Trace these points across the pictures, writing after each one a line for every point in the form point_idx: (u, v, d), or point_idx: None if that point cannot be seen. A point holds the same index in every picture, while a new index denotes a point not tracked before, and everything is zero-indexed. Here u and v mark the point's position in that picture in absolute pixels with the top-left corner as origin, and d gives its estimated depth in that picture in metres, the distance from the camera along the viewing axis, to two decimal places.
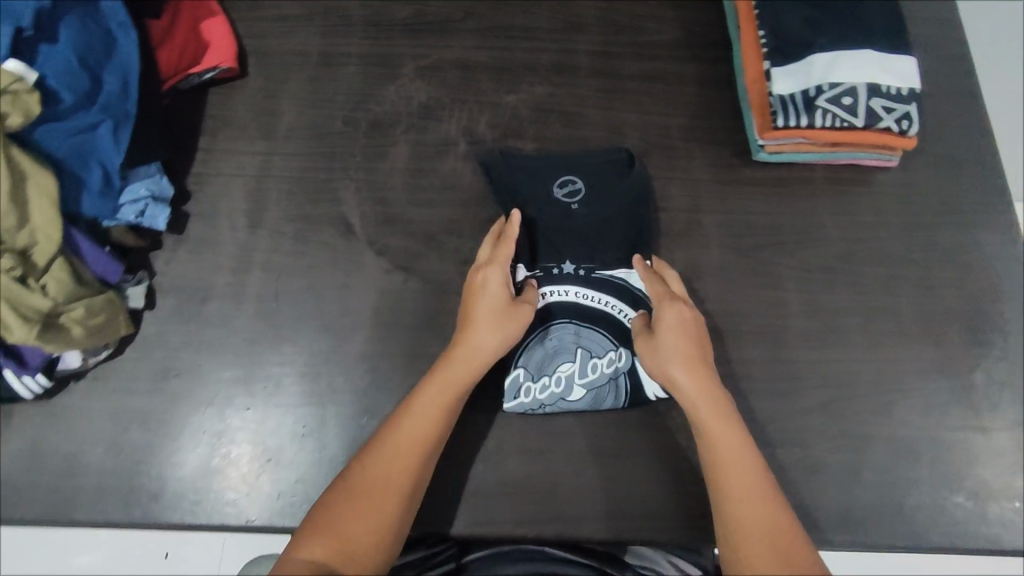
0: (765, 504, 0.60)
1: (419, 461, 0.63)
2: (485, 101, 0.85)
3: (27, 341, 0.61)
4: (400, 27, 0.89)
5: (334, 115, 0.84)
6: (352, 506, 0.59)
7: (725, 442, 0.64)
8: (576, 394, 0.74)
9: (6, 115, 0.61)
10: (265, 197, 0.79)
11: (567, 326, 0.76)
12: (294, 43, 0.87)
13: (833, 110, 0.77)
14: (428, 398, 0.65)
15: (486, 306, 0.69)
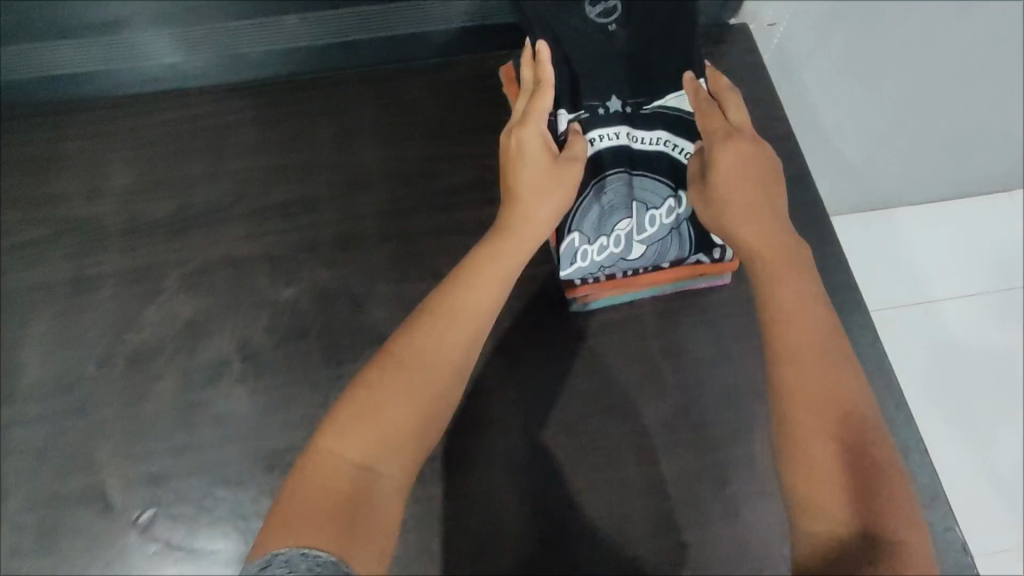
0: (830, 374, 0.52)
1: (436, 406, 0.54)
2: (261, 302, 0.75)
3: None
4: (159, 228, 0.80)
5: (87, 356, 0.73)
6: (369, 410, 0.52)
7: (785, 279, 0.57)
8: (637, 252, 0.69)
9: None
10: (5, 479, 0.67)
11: (619, 176, 0.69)
12: (39, 276, 0.77)
13: (653, 211, 0.69)
14: (477, 296, 0.59)
15: (541, 170, 0.65)
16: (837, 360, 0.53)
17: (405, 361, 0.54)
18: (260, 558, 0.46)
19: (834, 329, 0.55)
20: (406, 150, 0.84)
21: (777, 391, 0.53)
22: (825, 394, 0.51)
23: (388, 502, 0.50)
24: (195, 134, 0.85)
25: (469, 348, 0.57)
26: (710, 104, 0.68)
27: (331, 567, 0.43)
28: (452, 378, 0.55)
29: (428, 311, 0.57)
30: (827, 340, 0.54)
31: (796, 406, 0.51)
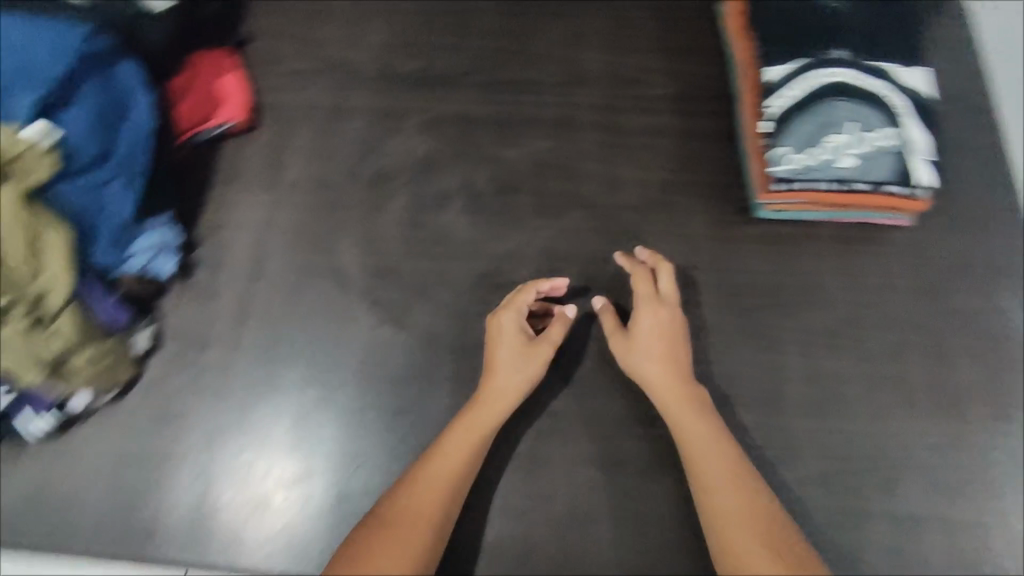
0: (766, 546, 0.61)
1: (441, 511, 0.65)
2: (486, 156, 0.87)
3: (39, 381, 0.68)
4: (405, 79, 0.93)
5: (338, 168, 0.86)
6: (395, 532, 0.62)
7: (695, 424, 0.68)
8: (844, 164, 0.76)
9: (31, 173, 0.66)
10: (265, 244, 0.81)
11: (837, 101, 0.77)
12: (305, 99, 0.91)
13: (867, 133, 0.76)
14: (482, 418, 0.70)
15: (508, 366, 0.71)
16: (732, 471, 0.65)
17: (405, 511, 0.64)
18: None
19: (734, 461, 0.66)
20: (624, 58, 0.94)
21: (716, 534, 0.63)
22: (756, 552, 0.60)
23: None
24: (442, 9, 0.96)
25: (461, 471, 0.67)
26: (637, 270, 0.76)
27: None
28: (448, 483, 0.66)
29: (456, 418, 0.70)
30: (716, 479, 0.65)
31: (733, 553, 0.61)
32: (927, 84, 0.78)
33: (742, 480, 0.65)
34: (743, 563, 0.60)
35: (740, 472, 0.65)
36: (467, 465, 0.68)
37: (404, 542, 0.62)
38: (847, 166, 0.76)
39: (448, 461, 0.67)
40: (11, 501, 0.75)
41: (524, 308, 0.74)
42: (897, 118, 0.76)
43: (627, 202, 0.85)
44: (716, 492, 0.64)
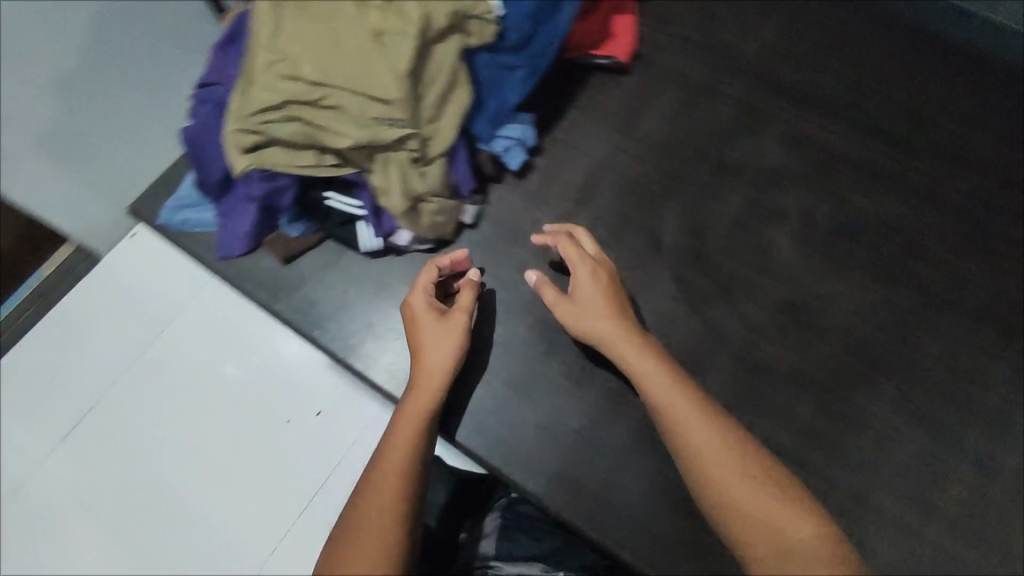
0: (732, 464, 0.57)
1: (400, 490, 0.62)
2: (834, 193, 0.83)
3: (394, 210, 0.73)
4: (782, 88, 0.90)
5: (689, 142, 0.87)
6: (361, 532, 0.59)
7: (657, 384, 0.63)
8: None
9: (471, 37, 0.74)
10: (600, 183, 0.85)
11: None
12: (681, 64, 0.92)
13: None
14: (396, 436, 0.66)
15: (427, 330, 0.71)
16: (732, 471, 0.57)
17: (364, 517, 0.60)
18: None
19: (699, 411, 0.61)
20: None
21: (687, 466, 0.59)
22: (723, 463, 0.57)
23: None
24: (844, 35, 0.92)
25: (405, 463, 0.64)
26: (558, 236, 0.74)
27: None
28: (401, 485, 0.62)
29: (402, 407, 0.68)
30: (700, 435, 0.59)
31: (703, 468, 0.58)
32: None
33: (816, 534, 0.53)
34: (737, 503, 0.56)
35: (781, 486, 0.57)
36: (415, 447, 0.65)
37: (376, 539, 0.59)
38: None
39: (394, 451, 0.65)
40: (308, 292, 0.80)
41: (428, 287, 0.74)
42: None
43: (967, 305, 0.77)
44: (728, 483, 0.56)
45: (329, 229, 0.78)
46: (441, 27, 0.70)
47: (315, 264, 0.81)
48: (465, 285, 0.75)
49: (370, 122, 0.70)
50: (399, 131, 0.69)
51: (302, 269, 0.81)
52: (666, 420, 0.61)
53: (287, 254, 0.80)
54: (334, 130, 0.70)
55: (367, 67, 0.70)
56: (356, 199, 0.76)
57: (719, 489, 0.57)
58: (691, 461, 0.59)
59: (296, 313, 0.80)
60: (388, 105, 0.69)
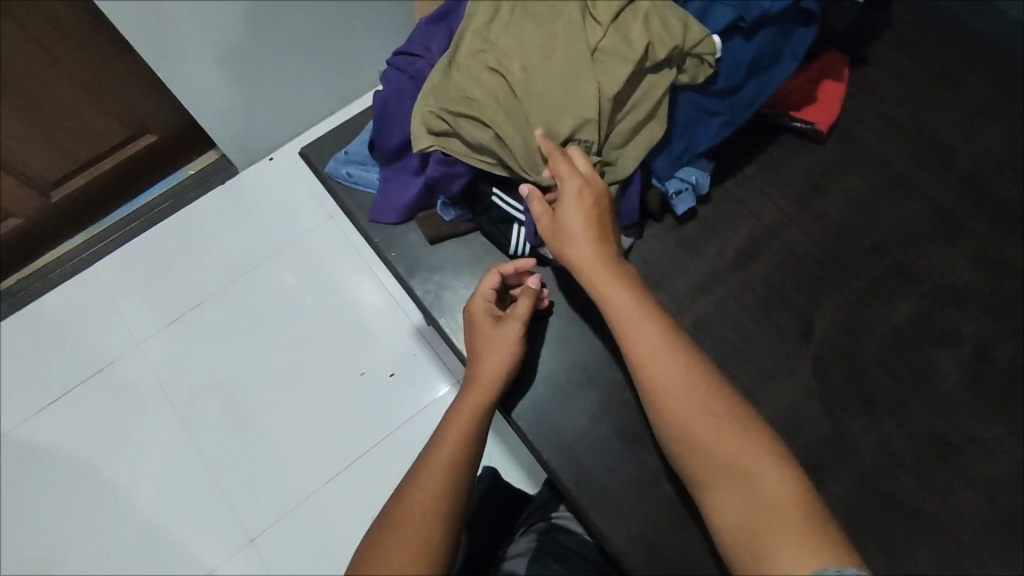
0: (731, 445, 0.57)
1: (440, 493, 0.62)
2: (1021, 331, 0.75)
3: None
4: (989, 203, 0.81)
5: (868, 232, 0.81)
6: (399, 526, 0.60)
7: (664, 365, 0.60)
8: None
9: (682, 73, 0.72)
10: (761, 249, 0.81)
11: None
12: (882, 147, 0.85)
13: None
14: (445, 436, 0.66)
15: (491, 341, 0.72)
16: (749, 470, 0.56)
17: (405, 512, 0.61)
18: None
19: (707, 406, 0.59)
20: None
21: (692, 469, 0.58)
22: (737, 460, 0.57)
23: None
24: None
25: (453, 467, 0.64)
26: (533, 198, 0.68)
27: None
28: (444, 486, 0.63)
29: (450, 411, 0.69)
30: (721, 451, 0.57)
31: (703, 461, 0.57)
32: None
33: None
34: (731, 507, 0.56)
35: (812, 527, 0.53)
36: (463, 451, 0.65)
37: (418, 535, 0.59)
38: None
39: (442, 452, 0.65)
40: (444, 277, 0.81)
41: (491, 292, 0.74)
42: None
43: None
44: (711, 458, 0.57)
45: (483, 223, 0.78)
46: (658, 60, 0.69)
47: (458, 251, 0.82)
48: (524, 292, 0.75)
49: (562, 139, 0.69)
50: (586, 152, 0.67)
51: (444, 252, 0.82)
52: (684, 431, 0.58)
53: (434, 234, 0.81)
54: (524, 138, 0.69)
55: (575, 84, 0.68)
56: (519, 203, 0.75)
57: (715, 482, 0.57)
58: (704, 468, 0.58)
59: (426, 294, 0.80)
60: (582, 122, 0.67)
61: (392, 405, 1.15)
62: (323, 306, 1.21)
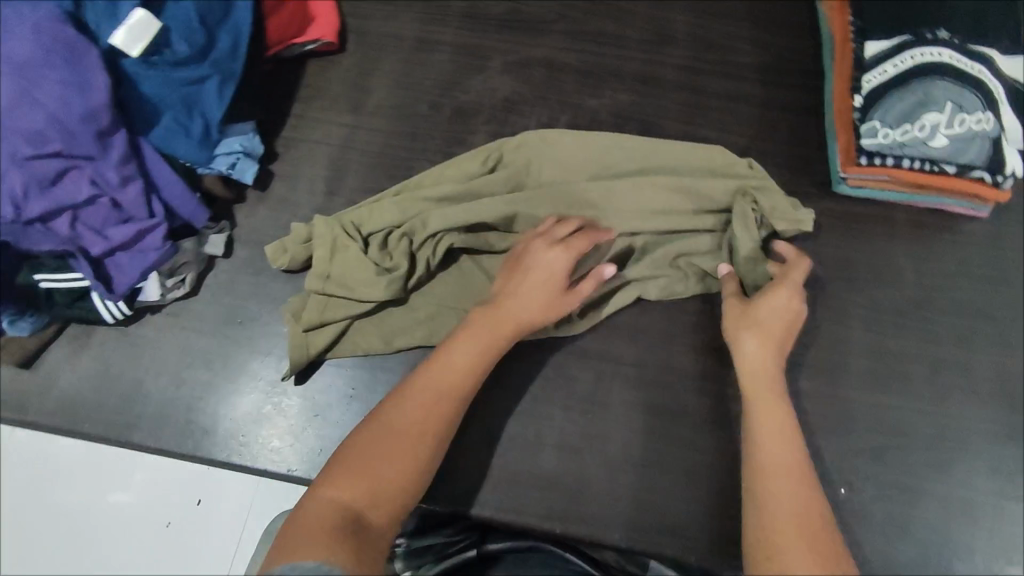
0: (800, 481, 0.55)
1: (445, 423, 0.60)
2: (567, 103, 0.87)
3: (300, 337, 0.70)
4: (494, 22, 0.91)
5: (422, 98, 0.86)
6: (389, 440, 0.57)
7: (771, 426, 0.59)
8: (938, 143, 0.75)
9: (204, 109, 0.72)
10: (347, 166, 0.82)
11: (938, 81, 0.75)
12: (392, 26, 0.91)
13: (965, 115, 0.74)
14: (462, 348, 0.63)
15: (534, 283, 0.66)
16: (798, 526, 0.52)
17: (397, 426, 0.58)
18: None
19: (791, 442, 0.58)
20: (710, 23, 0.93)
21: (750, 490, 0.56)
22: (794, 471, 0.56)
23: (380, 539, 0.53)
24: None
25: (459, 398, 0.61)
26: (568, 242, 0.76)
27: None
28: (444, 416, 0.60)
29: (472, 321, 0.65)
30: (783, 520, 0.53)
31: (771, 488, 0.55)
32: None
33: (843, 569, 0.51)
34: (778, 527, 0.53)
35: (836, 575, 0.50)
36: (471, 376, 0.63)
37: (405, 446, 0.57)
38: (936, 146, 0.75)
39: (453, 370, 0.62)
40: (66, 387, 0.71)
41: (557, 275, 0.67)
42: (999, 104, 0.75)
43: None
44: (778, 489, 0.55)
45: (59, 312, 0.69)
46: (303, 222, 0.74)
47: (64, 354, 0.73)
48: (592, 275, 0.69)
49: (366, 211, 0.73)
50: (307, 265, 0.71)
51: (50, 366, 0.72)
52: (768, 479, 0.56)
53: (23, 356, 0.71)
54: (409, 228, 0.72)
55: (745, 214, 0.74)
56: (73, 271, 0.68)
57: (768, 516, 0.54)
58: (759, 510, 0.54)
59: (55, 417, 0.70)
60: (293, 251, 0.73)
61: (205, 550, 0.90)
62: (128, 494, 0.92)
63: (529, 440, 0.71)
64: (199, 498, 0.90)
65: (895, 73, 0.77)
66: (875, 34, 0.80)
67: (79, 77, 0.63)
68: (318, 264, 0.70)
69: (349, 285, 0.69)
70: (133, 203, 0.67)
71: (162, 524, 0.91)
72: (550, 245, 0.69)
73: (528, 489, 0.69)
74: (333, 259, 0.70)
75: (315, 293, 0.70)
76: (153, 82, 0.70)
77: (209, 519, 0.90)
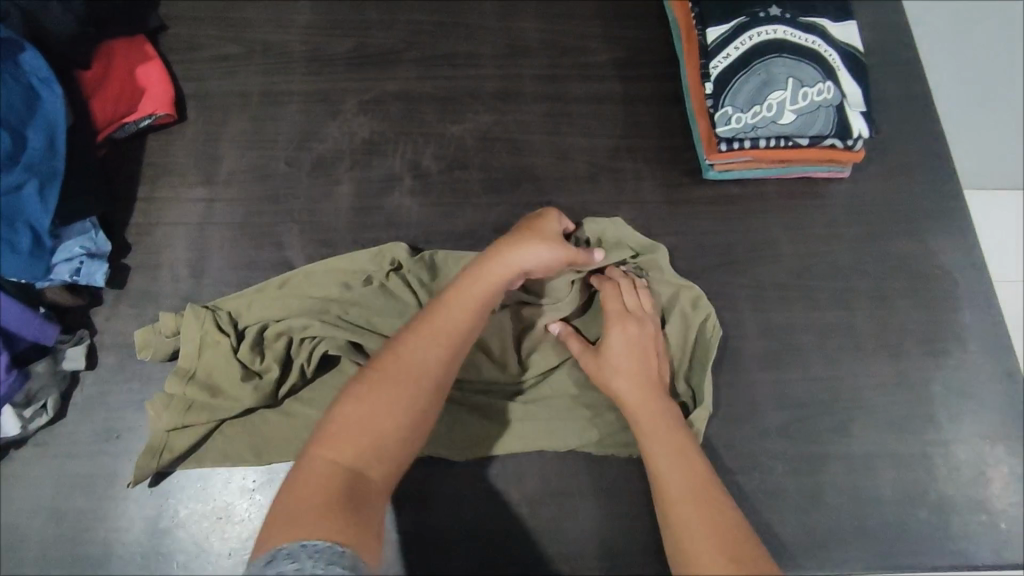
0: (700, 488, 0.58)
1: (444, 367, 0.57)
2: (430, 133, 0.84)
3: (159, 435, 0.66)
4: (341, 61, 0.88)
5: (277, 155, 0.82)
6: (387, 391, 0.54)
7: (659, 446, 0.62)
8: (787, 119, 0.76)
9: (27, 217, 0.66)
10: (208, 244, 0.77)
11: (777, 59, 0.77)
12: (233, 83, 0.86)
13: (806, 88, 0.76)
14: (460, 297, 0.61)
15: (527, 223, 0.67)
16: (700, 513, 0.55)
17: (394, 376, 0.55)
18: (262, 555, 0.45)
19: (681, 452, 0.61)
20: (562, 27, 0.92)
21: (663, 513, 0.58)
22: (691, 481, 0.58)
23: (379, 502, 0.50)
24: None
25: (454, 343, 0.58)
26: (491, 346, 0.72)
27: (349, 561, 0.44)
28: (443, 362, 0.57)
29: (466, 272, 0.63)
30: (689, 517, 0.55)
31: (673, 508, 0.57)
32: (858, 38, 0.81)
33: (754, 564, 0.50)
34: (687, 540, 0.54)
35: (738, 537, 0.53)
36: (468, 323, 0.60)
37: (407, 400, 0.54)
38: (786, 122, 0.76)
39: (450, 318, 0.59)
40: None
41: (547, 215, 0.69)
42: (836, 72, 0.78)
43: (578, 173, 0.84)
44: (678, 506, 0.57)
45: None
46: (193, 308, 0.69)
47: None
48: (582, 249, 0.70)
49: (243, 303, 0.72)
50: (187, 366, 0.68)
51: None
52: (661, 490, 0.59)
53: None
54: (287, 327, 0.70)
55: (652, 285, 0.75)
56: None
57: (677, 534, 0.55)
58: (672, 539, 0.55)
59: None
60: (169, 341, 0.69)
61: None
62: None
63: (445, 492, 0.69)
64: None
65: (736, 57, 0.79)
66: (715, 17, 0.81)
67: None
68: (184, 362, 0.68)
69: (215, 388, 0.67)
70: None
71: None
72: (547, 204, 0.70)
73: (454, 543, 0.67)
74: (202, 358, 0.68)
75: (175, 396, 0.67)
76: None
77: None
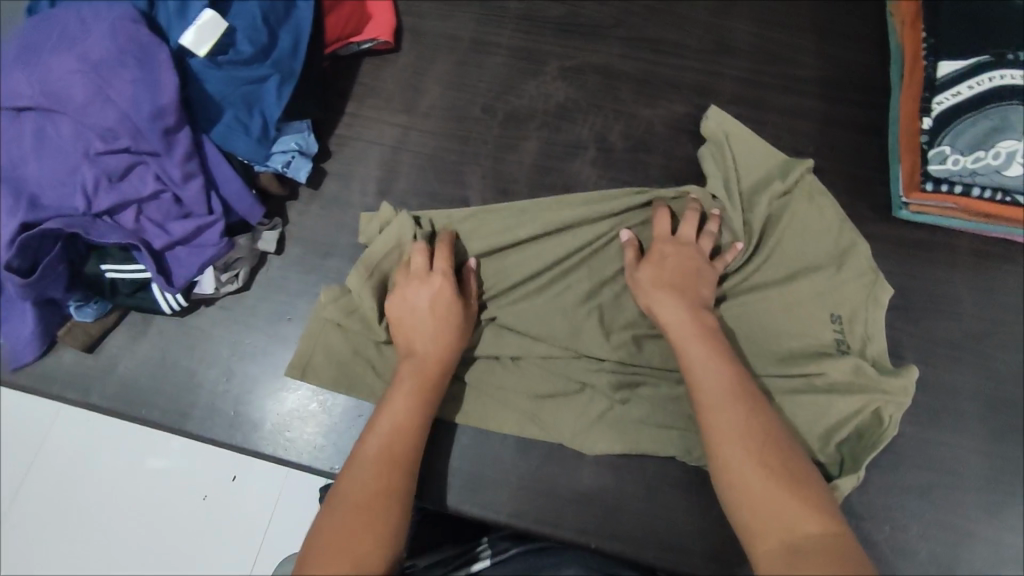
0: (753, 430, 0.57)
1: (395, 474, 0.58)
2: (621, 111, 0.86)
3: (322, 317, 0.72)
4: (550, 25, 0.90)
5: (474, 100, 0.86)
6: (351, 512, 0.55)
7: (713, 375, 0.61)
8: (1014, 172, 0.72)
9: (264, 106, 0.73)
10: (398, 167, 0.83)
11: (1018, 106, 0.72)
12: (448, 26, 0.90)
13: None
14: (396, 405, 0.63)
15: (426, 316, 0.67)
16: (755, 454, 0.56)
17: (352, 497, 0.56)
18: None
19: (735, 390, 0.60)
20: (775, 33, 0.90)
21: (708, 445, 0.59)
22: (749, 423, 0.58)
23: None
24: None
25: (403, 454, 0.60)
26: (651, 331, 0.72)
27: None
28: (396, 471, 0.59)
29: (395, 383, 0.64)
30: (741, 459, 0.56)
31: (721, 442, 0.57)
32: None
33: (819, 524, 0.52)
34: (740, 481, 0.55)
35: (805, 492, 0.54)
36: (411, 428, 0.62)
37: (372, 516, 0.55)
38: (1011, 174, 0.72)
39: (389, 429, 0.61)
40: (125, 372, 0.74)
41: (406, 291, 0.69)
42: None
43: None
44: (725, 442, 0.57)
45: (121, 301, 0.71)
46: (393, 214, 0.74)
47: (123, 341, 0.75)
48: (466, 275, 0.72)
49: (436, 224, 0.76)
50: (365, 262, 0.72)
51: (110, 351, 0.74)
52: (710, 416, 0.59)
53: (85, 341, 0.73)
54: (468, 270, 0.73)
55: (816, 309, 0.73)
56: (137, 263, 0.70)
57: (728, 471, 0.56)
58: (721, 472, 0.57)
59: (113, 401, 0.73)
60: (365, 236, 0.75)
61: (233, 528, 0.91)
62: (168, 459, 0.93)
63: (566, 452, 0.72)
64: (235, 475, 0.92)
65: (969, 96, 0.75)
66: (955, 52, 0.77)
67: (149, 76, 0.66)
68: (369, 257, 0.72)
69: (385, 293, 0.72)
70: (193, 199, 0.69)
71: (199, 497, 0.92)
72: (419, 274, 0.69)
73: (567, 502, 0.70)
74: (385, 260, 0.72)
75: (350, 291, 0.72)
76: (215, 81, 0.71)
77: (239, 498, 0.91)
